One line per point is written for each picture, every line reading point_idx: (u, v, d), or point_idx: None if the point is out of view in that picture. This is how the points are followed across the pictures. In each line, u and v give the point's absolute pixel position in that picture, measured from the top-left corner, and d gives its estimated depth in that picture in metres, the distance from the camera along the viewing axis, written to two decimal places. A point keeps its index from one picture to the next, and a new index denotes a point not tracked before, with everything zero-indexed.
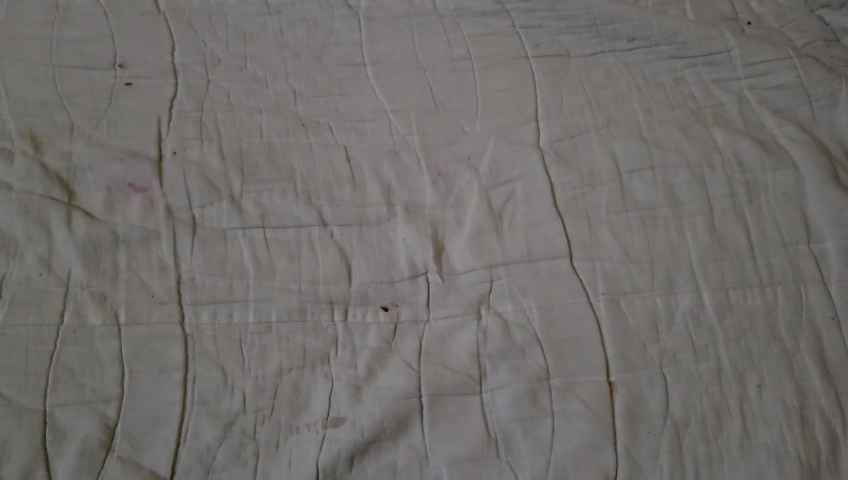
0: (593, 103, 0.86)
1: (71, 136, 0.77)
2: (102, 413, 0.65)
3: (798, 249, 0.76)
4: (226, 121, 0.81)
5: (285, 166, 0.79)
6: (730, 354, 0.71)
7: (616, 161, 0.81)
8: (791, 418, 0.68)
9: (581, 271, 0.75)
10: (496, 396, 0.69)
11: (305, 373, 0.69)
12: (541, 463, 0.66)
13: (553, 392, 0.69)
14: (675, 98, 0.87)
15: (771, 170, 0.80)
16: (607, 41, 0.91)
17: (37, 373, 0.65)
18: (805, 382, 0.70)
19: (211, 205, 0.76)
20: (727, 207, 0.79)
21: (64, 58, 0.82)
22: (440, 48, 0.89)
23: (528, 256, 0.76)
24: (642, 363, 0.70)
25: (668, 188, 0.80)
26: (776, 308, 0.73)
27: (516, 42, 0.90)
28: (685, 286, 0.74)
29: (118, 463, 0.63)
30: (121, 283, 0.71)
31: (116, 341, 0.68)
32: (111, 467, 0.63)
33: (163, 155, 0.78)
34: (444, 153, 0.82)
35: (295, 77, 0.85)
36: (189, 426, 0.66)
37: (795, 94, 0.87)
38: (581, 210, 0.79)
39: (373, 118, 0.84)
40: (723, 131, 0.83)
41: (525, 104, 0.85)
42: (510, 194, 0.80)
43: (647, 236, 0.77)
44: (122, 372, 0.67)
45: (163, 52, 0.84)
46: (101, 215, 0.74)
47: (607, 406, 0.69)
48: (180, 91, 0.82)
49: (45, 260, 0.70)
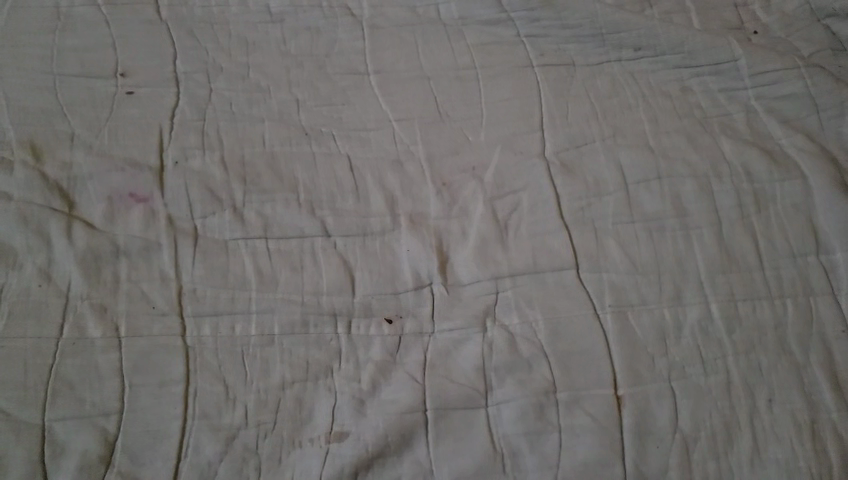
0: (599, 112, 0.85)
1: (72, 144, 0.76)
2: (101, 428, 0.63)
3: (807, 260, 0.75)
4: (228, 130, 0.80)
5: (288, 175, 0.78)
6: (740, 367, 0.70)
7: (622, 172, 0.80)
8: (802, 432, 0.67)
9: (588, 283, 0.74)
10: (502, 410, 0.68)
11: (307, 386, 0.68)
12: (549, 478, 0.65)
13: (560, 406, 0.68)
14: (682, 107, 0.86)
15: (779, 181, 0.80)
16: (613, 49, 0.90)
17: (36, 385, 0.64)
18: (815, 395, 0.69)
19: (213, 216, 0.75)
20: (735, 218, 0.78)
21: (65, 66, 0.81)
22: (445, 57, 0.88)
23: (534, 267, 0.75)
24: (650, 376, 0.69)
25: (676, 198, 0.79)
26: (786, 320, 0.72)
27: (521, 50, 0.89)
28: (693, 298, 0.73)
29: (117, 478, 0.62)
30: (121, 294, 0.70)
31: (116, 353, 0.67)
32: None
33: (164, 164, 0.77)
34: (448, 162, 0.81)
35: (298, 86, 0.85)
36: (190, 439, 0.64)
37: (803, 104, 0.86)
38: (587, 220, 0.78)
39: (377, 127, 0.83)
40: (730, 141, 0.83)
41: (530, 113, 0.85)
42: (515, 204, 0.79)
43: (655, 247, 0.76)
44: (123, 385, 0.66)
45: (165, 60, 0.83)
46: (101, 225, 0.73)
47: (615, 420, 0.67)
48: (182, 99, 0.81)
49: (44, 270, 0.69)
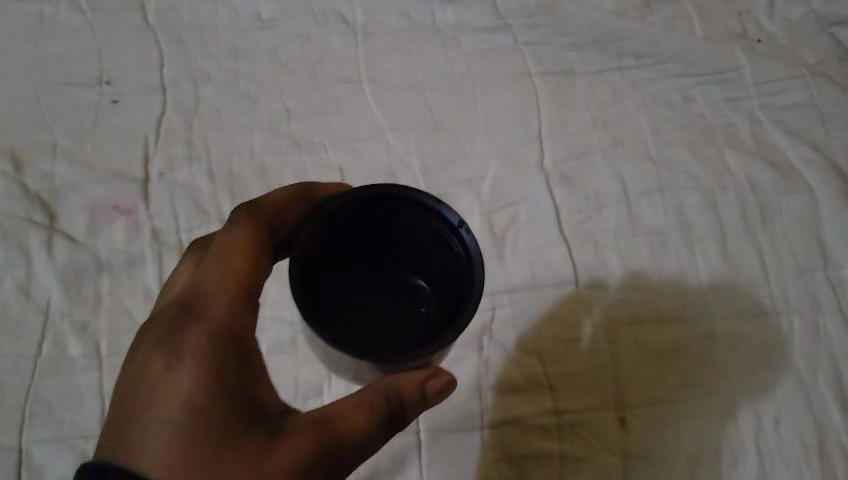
0: (599, 122, 0.83)
1: (54, 156, 0.74)
2: (80, 451, 0.61)
3: (814, 276, 0.74)
4: (216, 139, 0.77)
5: (277, 186, 0.75)
6: (744, 386, 0.68)
7: (623, 184, 0.78)
8: (809, 455, 0.65)
9: (588, 298, 0.71)
10: (499, 431, 0.64)
11: (296, 406, 0.65)
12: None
13: (560, 427, 0.65)
14: (685, 117, 0.83)
15: (785, 193, 0.78)
16: (614, 58, 0.88)
17: (14, 406, 0.62)
18: (824, 416, 0.67)
19: (199, 227, 0.72)
20: (740, 232, 0.76)
21: (49, 74, 0.79)
22: (440, 64, 0.85)
23: (532, 283, 0.72)
24: (650, 397, 0.67)
25: (678, 211, 0.76)
26: (793, 338, 0.70)
27: (519, 58, 0.86)
28: (697, 315, 0.71)
29: None
30: (102, 311, 0.67)
31: (96, 373, 0.64)
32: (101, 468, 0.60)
33: (150, 175, 0.74)
34: (443, 173, 0.78)
35: (289, 94, 0.82)
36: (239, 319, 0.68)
37: (809, 114, 0.84)
38: (587, 233, 0.75)
39: (370, 137, 0.80)
40: (733, 152, 0.81)
41: (528, 123, 0.82)
42: (513, 217, 0.76)
43: (657, 262, 0.73)
44: (104, 405, 0.63)
45: (152, 67, 0.81)
46: (83, 238, 0.70)
47: (617, 444, 0.64)
48: (168, 108, 0.79)
49: (23, 286, 0.67)
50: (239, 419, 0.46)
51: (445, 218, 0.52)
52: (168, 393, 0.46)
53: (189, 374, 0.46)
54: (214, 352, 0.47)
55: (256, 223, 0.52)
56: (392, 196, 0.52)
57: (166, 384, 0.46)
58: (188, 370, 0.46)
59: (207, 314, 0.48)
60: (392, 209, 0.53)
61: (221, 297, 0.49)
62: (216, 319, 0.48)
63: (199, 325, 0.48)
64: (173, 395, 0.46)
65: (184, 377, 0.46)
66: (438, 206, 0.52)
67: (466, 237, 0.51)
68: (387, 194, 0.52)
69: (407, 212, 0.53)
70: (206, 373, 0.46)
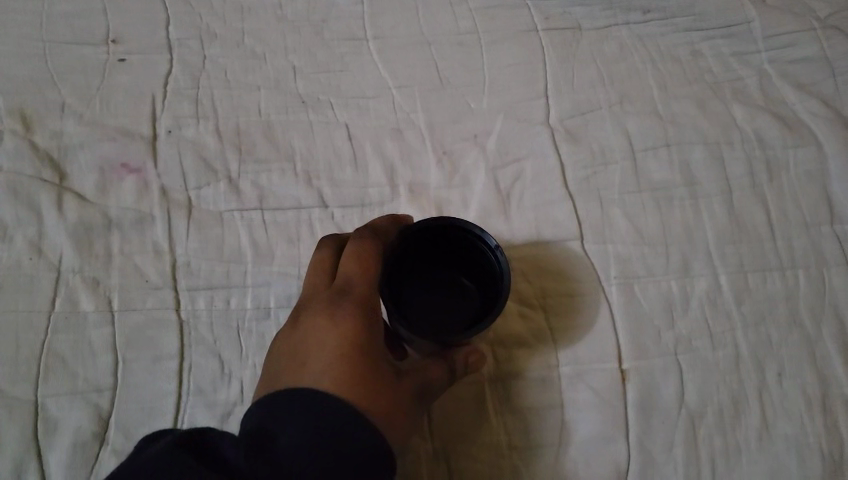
0: (605, 78, 0.82)
1: (62, 114, 0.75)
2: (94, 404, 0.62)
3: (821, 230, 0.74)
4: (222, 98, 0.78)
5: (284, 145, 0.76)
6: (749, 340, 0.68)
7: (629, 140, 0.78)
8: (812, 406, 0.66)
9: (593, 254, 0.71)
10: (503, 385, 0.65)
11: None
12: (557, 469, 0.62)
13: (562, 379, 0.65)
14: (693, 72, 0.83)
15: (793, 148, 0.78)
16: (621, 12, 0.87)
17: (28, 361, 0.63)
18: (827, 369, 0.67)
19: (207, 186, 0.73)
20: (746, 187, 0.76)
21: (56, 34, 0.79)
22: (447, 21, 0.85)
23: (537, 239, 0.72)
24: (654, 348, 0.67)
25: (685, 166, 0.76)
26: (798, 291, 0.71)
27: (526, 14, 0.86)
28: (702, 269, 0.71)
29: (194, 357, 0.65)
30: (113, 267, 0.68)
31: (109, 328, 0.65)
32: (114, 423, 0.62)
33: (157, 133, 0.75)
34: (449, 130, 0.78)
35: (295, 52, 0.82)
36: (252, 288, 0.69)
37: (819, 68, 0.83)
38: (593, 189, 0.75)
39: (376, 95, 0.80)
40: (741, 107, 0.80)
41: (535, 79, 0.82)
42: (519, 173, 0.76)
43: (662, 217, 0.74)
44: (115, 361, 0.64)
45: (159, 26, 0.81)
46: (93, 197, 0.71)
47: (619, 395, 0.65)
48: (175, 67, 0.79)
49: (34, 243, 0.68)
50: (383, 372, 0.51)
51: (485, 241, 0.61)
52: (332, 345, 0.51)
53: (349, 330, 0.52)
54: (367, 317, 0.53)
55: (370, 226, 0.60)
56: (449, 224, 0.61)
57: (326, 339, 0.52)
58: (348, 332, 0.52)
59: (353, 291, 0.54)
60: (448, 232, 0.62)
61: (364, 283, 0.55)
62: (362, 295, 0.54)
63: (350, 298, 0.54)
64: (340, 345, 0.51)
65: (342, 332, 0.52)
66: (481, 233, 0.61)
67: (499, 256, 0.60)
68: (444, 221, 0.61)
69: (459, 238, 0.62)
70: (364, 334, 0.52)
